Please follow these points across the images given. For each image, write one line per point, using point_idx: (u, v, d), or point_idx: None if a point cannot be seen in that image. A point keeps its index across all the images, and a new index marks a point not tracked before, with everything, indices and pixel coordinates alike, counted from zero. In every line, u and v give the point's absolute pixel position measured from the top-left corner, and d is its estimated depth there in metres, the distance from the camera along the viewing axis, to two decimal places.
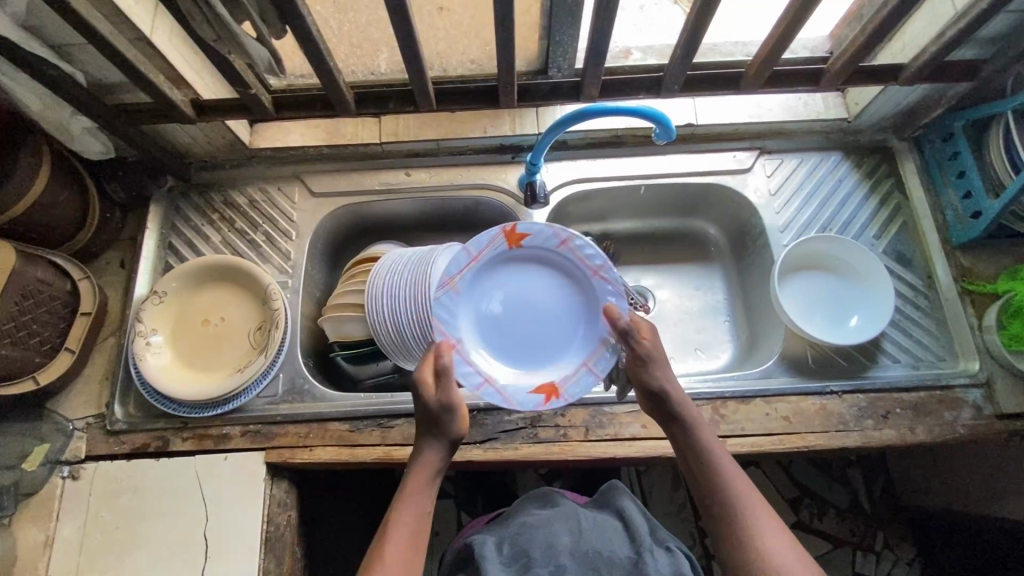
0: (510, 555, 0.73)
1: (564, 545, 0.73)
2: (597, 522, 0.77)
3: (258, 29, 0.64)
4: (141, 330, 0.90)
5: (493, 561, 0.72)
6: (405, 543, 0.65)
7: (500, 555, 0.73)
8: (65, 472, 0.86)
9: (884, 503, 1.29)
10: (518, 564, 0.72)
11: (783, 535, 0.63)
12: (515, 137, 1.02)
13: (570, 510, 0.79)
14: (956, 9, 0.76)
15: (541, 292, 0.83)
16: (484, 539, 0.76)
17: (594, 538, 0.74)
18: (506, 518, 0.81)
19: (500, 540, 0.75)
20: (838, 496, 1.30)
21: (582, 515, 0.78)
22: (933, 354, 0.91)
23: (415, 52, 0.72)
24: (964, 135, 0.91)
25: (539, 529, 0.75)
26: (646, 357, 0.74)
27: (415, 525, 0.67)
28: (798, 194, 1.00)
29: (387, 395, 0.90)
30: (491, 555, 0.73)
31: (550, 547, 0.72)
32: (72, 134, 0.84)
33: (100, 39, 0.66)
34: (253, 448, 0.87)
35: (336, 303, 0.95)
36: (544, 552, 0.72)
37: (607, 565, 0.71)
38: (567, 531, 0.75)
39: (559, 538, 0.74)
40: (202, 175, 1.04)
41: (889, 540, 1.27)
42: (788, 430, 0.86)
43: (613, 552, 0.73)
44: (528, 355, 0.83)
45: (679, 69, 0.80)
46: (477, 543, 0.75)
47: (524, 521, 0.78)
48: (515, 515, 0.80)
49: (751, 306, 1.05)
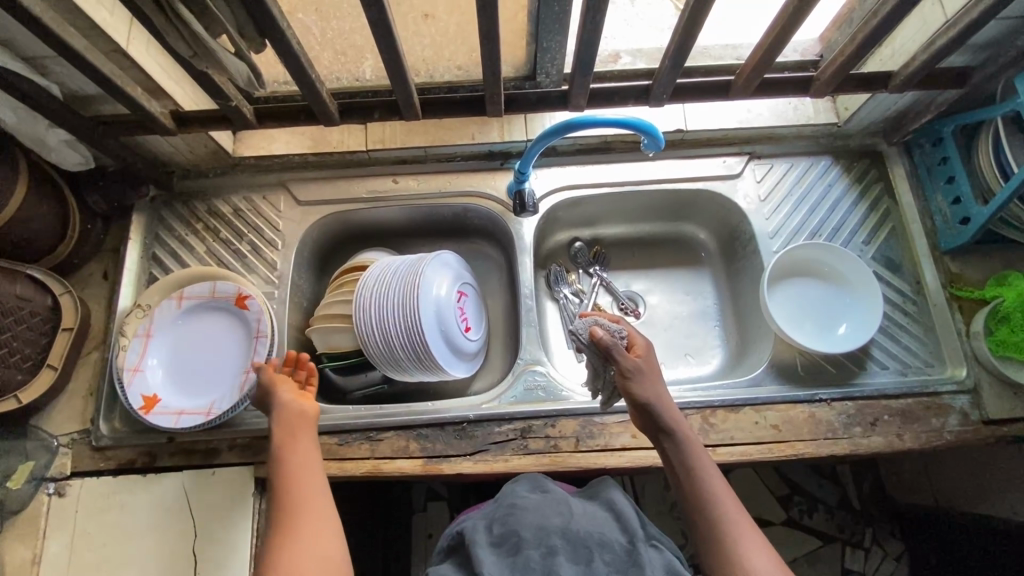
0: (500, 536, 0.67)
1: (555, 526, 0.67)
2: (587, 512, 0.71)
3: (236, 44, 0.63)
4: (126, 345, 0.89)
5: (481, 544, 0.67)
6: (304, 483, 0.70)
7: (491, 538, 0.68)
8: (50, 489, 0.85)
9: (872, 498, 1.31)
10: (507, 546, 0.66)
11: (769, 555, 0.63)
12: (503, 144, 1.01)
13: (561, 497, 0.73)
14: (946, 16, 0.75)
15: (469, 293, 0.99)
16: (474, 525, 0.71)
17: (585, 522, 0.68)
18: (496, 502, 0.75)
19: (490, 524, 0.70)
20: (828, 492, 1.31)
21: (574, 505, 0.72)
22: (921, 360, 0.92)
23: (399, 64, 0.71)
24: (953, 140, 0.91)
25: (529, 513, 0.69)
26: (639, 372, 0.75)
27: (304, 471, 0.71)
28: (788, 200, 1.00)
29: (376, 407, 0.90)
30: (481, 539, 0.68)
31: (541, 528, 0.66)
32: (49, 146, 0.82)
33: (74, 55, 0.64)
34: (242, 463, 0.87)
35: (324, 314, 0.94)
36: (535, 534, 0.66)
37: (600, 547, 0.64)
38: (558, 514, 0.69)
39: (550, 520, 0.68)
40: (185, 184, 1.02)
41: (877, 536, 1.28)
42: (777, 438, 0.86)
43: (604, 536, 0.66)
44: (457, 343, 0.94)
45: (668, 80, 0.79)
46: (466, 531, 0.70)
47: (514, 505, 0.72)
48: (505, 499, 0.74)
49: (740, 311, 1.05)
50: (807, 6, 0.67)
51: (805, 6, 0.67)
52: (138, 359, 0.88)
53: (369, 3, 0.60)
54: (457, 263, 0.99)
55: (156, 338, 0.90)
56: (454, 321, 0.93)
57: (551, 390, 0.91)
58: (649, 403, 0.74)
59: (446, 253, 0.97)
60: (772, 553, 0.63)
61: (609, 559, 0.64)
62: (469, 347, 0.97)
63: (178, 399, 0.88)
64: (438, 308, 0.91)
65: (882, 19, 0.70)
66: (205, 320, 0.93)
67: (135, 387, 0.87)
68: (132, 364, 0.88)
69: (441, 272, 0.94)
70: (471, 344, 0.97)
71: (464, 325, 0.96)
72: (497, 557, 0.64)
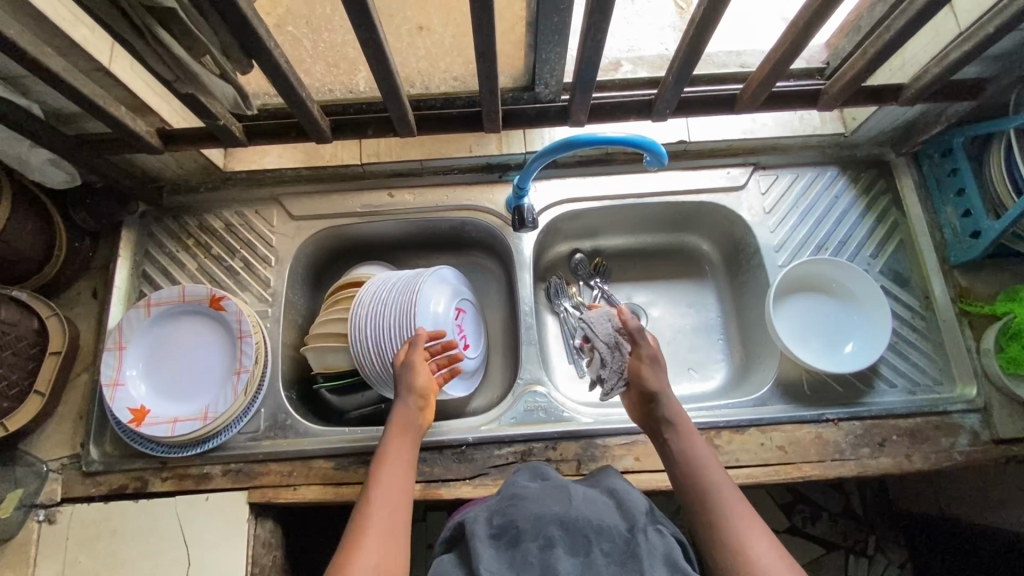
0: (499, 528, 0.63)
1: (554, 514, 0.62)
2: (587, 496, 0.67)
3: (221, 66, 0.60)
4: (112, 369, 0.86)
5: (479, 536, 0.62)
6: (394, 492, 0.68)
7: (490, 529, 0.63)
8: (40, 516, 0.84)
9: (875, 505, 1.27)
10: (506, 538, 0.61)
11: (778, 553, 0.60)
12: (501, 157, 0.98)
13: (560, 484, 0.68)
14: (959, 29, 0.72)
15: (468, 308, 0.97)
16: (474, 516, 0.66)
17: (585, 508, 0.63)
18: (497, 493, 0.71)
19: (490, 515, 0.65)
20: (831, 499, 1.28)
21: (573, 490, 0.67)
22: (930, 378, 0.90)
23: (392, 82, 0.68)
24: (964, 151, 0.89)
25: (528, 502, 0.65)
26: (655, 363, 0.80)
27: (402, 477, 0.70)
28: (794, 212, 0.98)
29: (372, 430, 0.88)
30: (480, 531, 0.63)
31: (539, 517, 0.62)
32: (32, 166, 0.79)
33: (53, 78, 0.61)
34: (235, 488, 0.85)
35: (319, 332, 0.92)
36: (533, 524, 0.61)
37: (598, 536, 0.60)
38: (556, 501, 0.64)
39: (548, 508, 0.63)
40: (175, 199, 0.99)
41: (880, 543, 1.24)
42: (783, 460, 0.84)
43: (603, 523, 0.62)
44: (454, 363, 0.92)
45: (672, 95, 0.77)
46: (467, 522, 0.65)
47: (514, 495, 0.68)
48: (505, 489, 0.70)
49: (745, 325, 1.02)
50: (816, 22, 0.65)
51: (814, 21, 0.64)
52: (117, 371, 0.86)
53: (358, 23, 0.57)
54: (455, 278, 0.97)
55: (129, 351, 0.88)
56: (453, 339, 0.91)
57: (551, 411, 0.88)
58: (657, 392, 0.78)
59: (443, 267, 0.95)
60: (775, 542, 0.62)
61: (608, 549, 0.60)
62: (467, 365, 0.94)
63: (166, 408, 0.86)
64: (437, 327, 0.89)
65: (894, 34, 0.67)
66: (182, 328, 0.90)
67: (119, 401, 0.85)
68: (111, 378, 0.85)
69: (439, 288, 0.91)
70: (468, 362, 0.95)
71: (463, 342, 0.94)
72: (496, 552, 0.60)
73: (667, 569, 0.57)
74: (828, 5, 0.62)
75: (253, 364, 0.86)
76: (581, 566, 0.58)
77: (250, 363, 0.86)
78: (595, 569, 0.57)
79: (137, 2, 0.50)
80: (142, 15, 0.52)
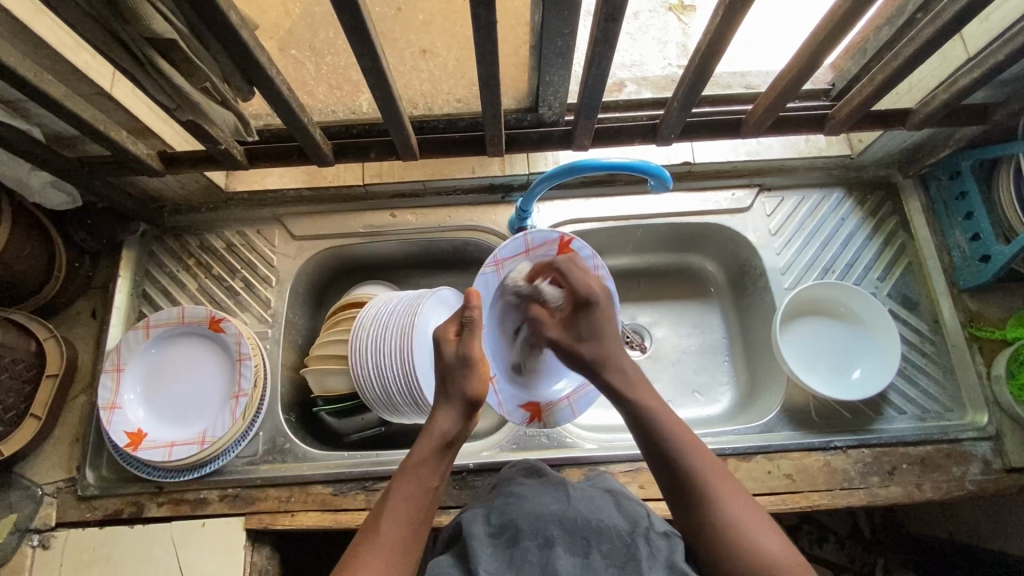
0: (499, 526, 0.59)
1: (553, 514, 0.59)
2: (587, 493, 0.63)
3: (222, 94, 0.60)
4: (109, 393, 0.85)
5: (478, 536, 0.58)
6: (409, 519, 0.58)
7: (488, 529, 0.59)
8: (35, 541, 0.82)
9: (882, 525, 1.15)
10: (505, 538, 0.57)
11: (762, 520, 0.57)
12: (505, 177, 0.98)
13: (560, 482, 0.65)
14: (969, 54, 0.74)
15: None
16: (472, 514, 0.61)
17: (583, 506, 0.60)
18: (492, 493, 0.67)
19: (489, 512, 0.61)
20: (838, 521, 1.14)
21: (572, 487, 0.64)
22: (940, 405, 0.88)
23: (396, 109, 0.68)
24: (972, 174, 0.88)
25: (528, 499, 0.62)
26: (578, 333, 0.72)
27: (408, 513, 0.59)
28: (800, 234, 0.97)
29: (371, 454, 0.87)
30: (478, 531, 0.59)
31: (538, 515, 0.58)
32: (33, 188, 0.80)
33: (54, 105, 0.61)
34: (232, 513, 0.83)
35: (321, 354, 0.90)
36: (532, 524, 0.58)
37: (597, 536, 0.56)
38: (555, 500, 0.61)
39: (547, 507, 0.59)
40: (176, 219, 0.99)
41: (889, 567, 1.11)
42: (791, 489, 0.82)
43: (602, 522, 0.58)
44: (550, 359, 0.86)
45: (677, 119, 0.77)
46: (464, 521, 0.61)
47: (512, 491, 0.64)
48: (502, 487, 0.67)
49: (751, 349, 1.00)
50: (823, 49, 0.64)
51: (822, 47, 0.64)
52: (116, 393, 0.85)
53: (361, 52, 0.57)
54: (512, 260, 0.84)
55: (130, 374, 0.87)
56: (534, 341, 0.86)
57: (554, 437, 0.87)
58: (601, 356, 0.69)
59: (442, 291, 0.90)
60: (784, 538, 0.56)
61: (607, 550, 0.55)
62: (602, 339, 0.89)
63: (164, 431, 0.86)
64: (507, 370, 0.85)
65: (904, 61, 0.67)
66: (182, 351, 0.90)
67: (117, 425, 0.84)
68: (108, 402, 0.84)
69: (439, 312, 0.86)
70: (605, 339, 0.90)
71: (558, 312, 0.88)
72: (495, 551, 0.56)
73: (668, 573, 0.53)
74: (834, 32, 0.61)
75: (251, 387, 0.85)
76: (580, 567, 0.54)
77: (249, 387, 0.85)
78: (592, 572, 0.54)
79: (139, 34, 0.50)
80: (143, 47, 0.52)
